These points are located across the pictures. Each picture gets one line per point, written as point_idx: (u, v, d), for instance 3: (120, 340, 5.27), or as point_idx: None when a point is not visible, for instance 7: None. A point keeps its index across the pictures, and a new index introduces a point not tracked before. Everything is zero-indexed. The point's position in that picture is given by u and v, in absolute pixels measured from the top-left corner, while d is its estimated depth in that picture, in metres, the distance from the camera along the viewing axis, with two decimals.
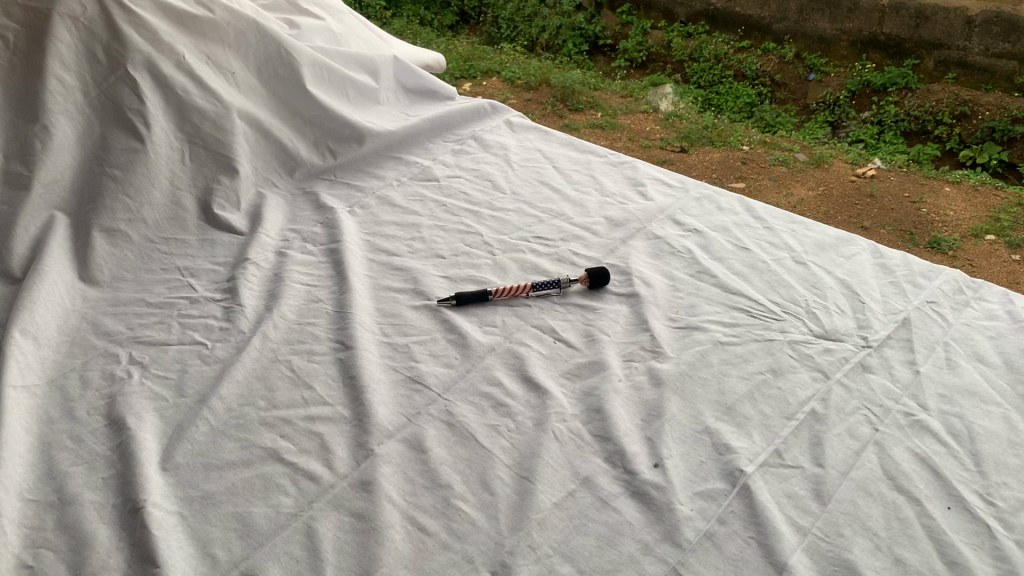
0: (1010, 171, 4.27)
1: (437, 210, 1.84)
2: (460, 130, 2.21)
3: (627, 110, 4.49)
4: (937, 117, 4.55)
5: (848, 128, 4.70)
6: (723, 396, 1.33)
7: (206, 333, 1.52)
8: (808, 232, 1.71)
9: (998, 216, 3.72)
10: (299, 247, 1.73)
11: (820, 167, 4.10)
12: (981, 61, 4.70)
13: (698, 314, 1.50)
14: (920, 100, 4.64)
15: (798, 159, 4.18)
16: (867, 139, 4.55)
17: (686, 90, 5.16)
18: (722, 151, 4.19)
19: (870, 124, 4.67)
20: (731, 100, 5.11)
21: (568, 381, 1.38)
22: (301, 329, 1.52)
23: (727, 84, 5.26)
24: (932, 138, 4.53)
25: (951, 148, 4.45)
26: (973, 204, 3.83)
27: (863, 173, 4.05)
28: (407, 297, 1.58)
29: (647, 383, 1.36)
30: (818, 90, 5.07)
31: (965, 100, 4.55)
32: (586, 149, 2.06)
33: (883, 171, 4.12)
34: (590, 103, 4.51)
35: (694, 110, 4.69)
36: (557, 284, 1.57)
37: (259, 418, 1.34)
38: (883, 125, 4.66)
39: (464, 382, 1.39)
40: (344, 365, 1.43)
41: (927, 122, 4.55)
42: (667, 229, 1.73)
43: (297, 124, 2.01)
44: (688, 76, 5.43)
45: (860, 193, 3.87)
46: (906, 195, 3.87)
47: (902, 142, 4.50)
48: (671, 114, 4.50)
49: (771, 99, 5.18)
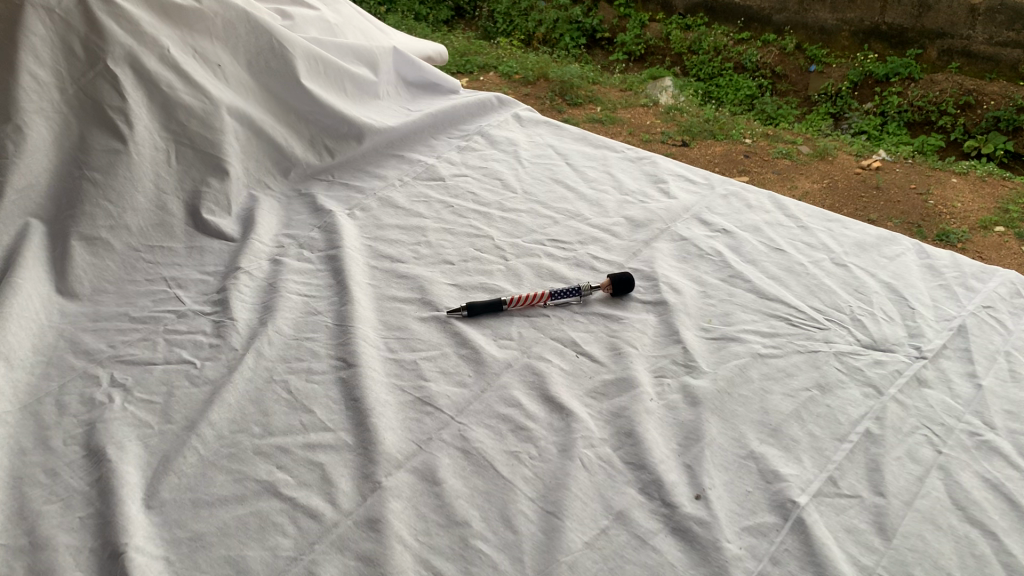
0: (1016, 161, 4.19)
1: (443, 211, 1.71)
2: (466, 125, 2.07)
3: (627, 104, 4.36)
4: (941, 108, 4.41)
5: (850, 120, 4.61)
6: (767, 415, 1.21)
7: (195, 351, 1.39)
8: (847, 232, 1.58)
9: (1008, 208, 3.59)
10: (295, 255, 1.60)
11: (824, 160, 3.97)
12: (986, 50, 4.55)
13: (733, 323, 1.37)
14: (923, 91, 4.52)
15: (802, 152, 4.05)
16: (870, 131, 4.45)
17: (687, 83, 5.01)
18: (723, 145, 4.05)
19: (873, 116, 4.58)
20: (731, 93, 4.98)
21: (594, 401, 1.25)
22: (299, 345, 1.39)
23: (727, 76, 5.11)
24: (937, 130, 4.41)
25: (956, 139, 4.35)
26: (981, 194, 3.71)
27: (868, 165, 3.92)
28: (414, 308, 1.45)
29: (682, 401, 1.23)
30: (818, 82, 4.96)
31: (968, 90, 4.42)
32: (601, 144, 1.93)
33: (889, 162, 3.99)
34: (589, 97, 4.37)
35: (695, 104, 4.53)
36: (577, 292, 1.44)
37: (253, 446, 1.21)
38: (886, 117, 4.55)
39: (480, 403, 1.26)
40: (347, 386, 1.30)
41: (931, 113, 4.44)
42: (693, 229, 1.60)
43: (292, 121, 1.87)
44: (688, 69, 5.28)
45: (866, 185, 3.75)
46: (913, 186, 3.74)
47: (904, 135, 4.39)
48: (672, 107, 4.36)
49: (772, 92, 5.03)
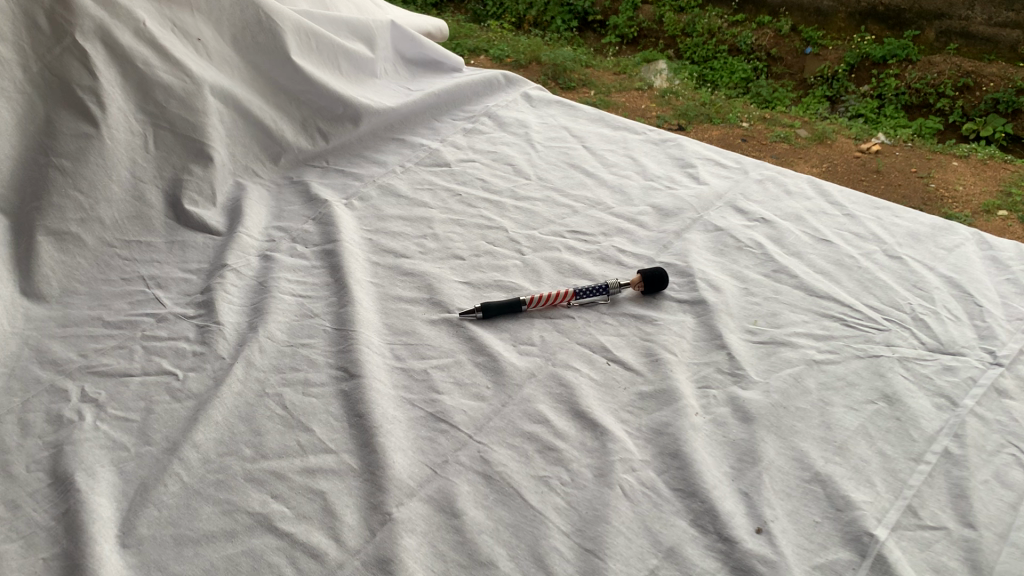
0: (1015, 145, 3.95)
1: (450, 200, 1.55)
2: (471, 107, 1.91)
3: (622, 89, 4.18)
4: (938, 90, 4.16)
5: (847, 103, 4.36)
6: (830, 432, 1.07)
7: (177, 360, 1.24)
8: (898, 220, 1.43)
9: (1010, 190, 3.41)
10: (288, 249, 1.44)
11: (822, 144, 3.80)
12: (985, 31, 4.37)
13: (782, 325, 1.22)
14: (918, 73, 4.25)
15: (800, 135, 3.89)
16: (867, 114, 4.23)
17: (679, 67, 4.78)
18: (721, 130, 3.86)
19: (869, 98, 4.34)
20: (726, 76, 4.71)
21: (631, 417, 1.10)
22: (294, 352, 1.23)
23: (721, 59, 4.82)
24: (933, 113, 4.16)
25: (954, 122, 4.10)
26: (982, 178, 3.55)
27: (868, 148, 3.75)
28: (422, 309, 1.30)
29: (731, 417, 1.09)
30: (816, 64, 4.65)
31: (965, 72, 4.17)
32: (620, 125, 1.77)
33: (888, 146, 3.83)
34: (582, 81, 4.18)
35: (691, 87, 4.29)
36: (605, 289, 1.29)
37: (244, 472, 1.06)
38: (882, 101, 4.32)
39: (501, 419, 1.11)
40: (350, 400, 1.14)
41: (928, 95, 4.18)
42: (728, 218, 1.45)
43: (282, 102, 1.70)
44: (681, 53, 4.98)
45: (866, 169, 3.59)
46: (913, 171, 3.58)
47: (902, 117, 4.17)
48: (666, 91, 4.18)
49: (766, 74, 4.74)
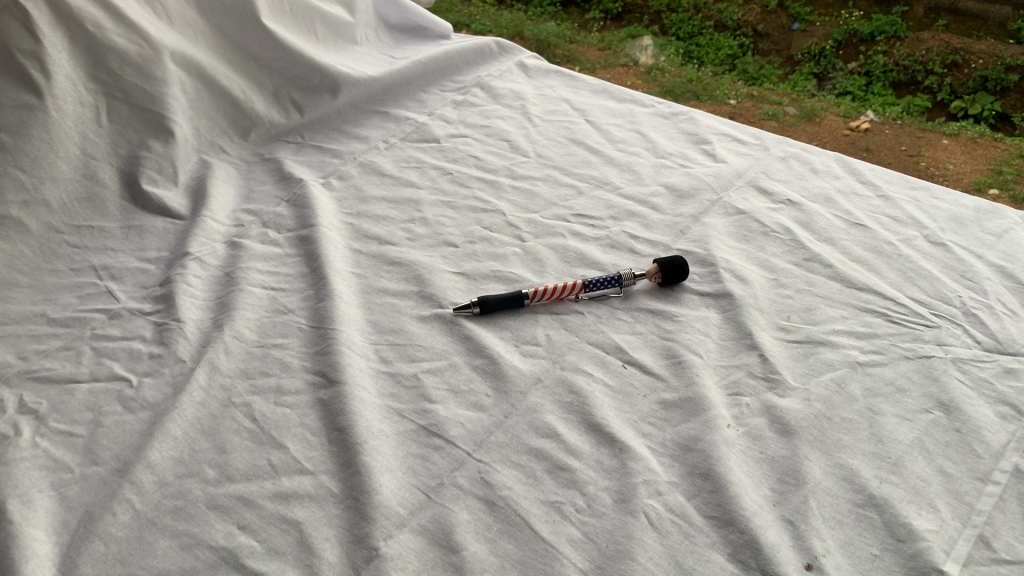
0: (1004, 125, 3.12)
1: (440, 179, 1.40)
2: (462, 77, 1.74)
3: (606, 63, 3.48)
4: (926, 66, 3.28)
5: (835, 80, 3.41)
6: (882, 446, 0.93)
7: (131, 364, 1.08)
8: (938, 202, 1.29)
9: (1000, 168, 2.80)
10: (258, 236, 1.28)
11: (810, 124, 3.11)
12: (974, 6, 3.49)
13: (819, 321, 1.09)
14: (908, 49, 3.34)
15: (786, 116, 3.17)
16: (854, 92, 3.32)
17: (666, 42, 3.74)
18: (706, 108, 3.16)
19: (857, 75, 3.40)
20: (710, 54, 3.66)
21: (654, 430, 0.96)
22: (266, 354, 1.08)
23: (707, 37, 3.73)
24: (921, 92, 3.28)
25: (941, 100, 3.23)
26: (971, 155, 2.89)
27: (857, 126, 3.09)
28: (410, 304, 1.15)
29: (768, 430, 0.95)
30: (803, 40, 3.60)
31: (955, 48, 3.27)
32: (626, 98, 1.62)
33: (878, 125, 3.10)
34: (566, 57, 3.55)
35: (678, 65, 3.51)
36: (617, 281, 1.15)
37: (207, 498, 0.91)
38: (870, 80, 3.38)
39: (504, 434, 0.96)
40: (329, 411, 0.99)
41: (916, 72, 3.29)
42: (751, 200, 1.31)
43: (252, 70, 1.52)
44: (667, 28, 3.87)
45: (854, 147, 2.96)
46: (900, 148, 2.97)
47: (891, 95, 3.28)
48: (653, 68, 3.45)
49: (753, 52, 3.66)
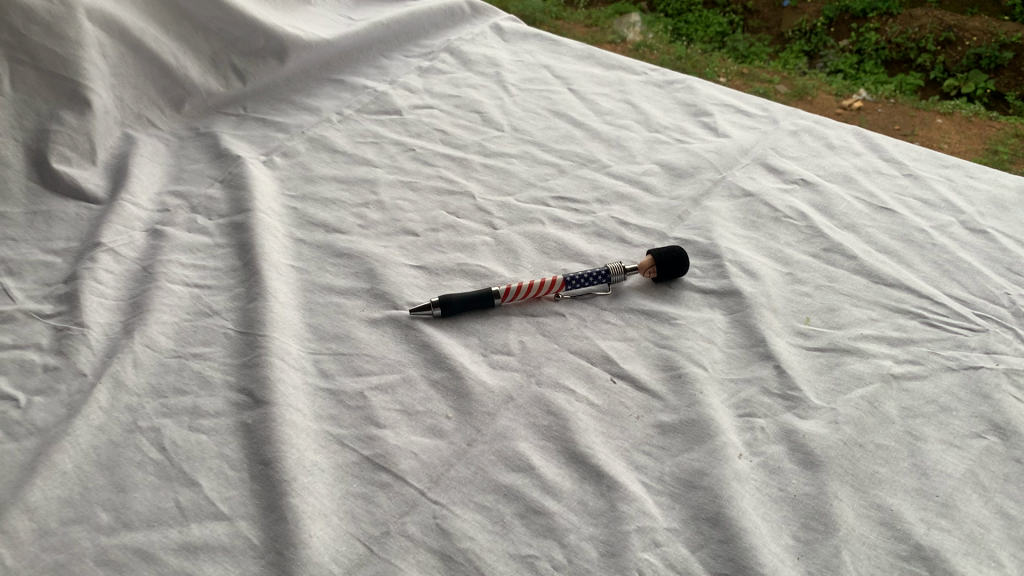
0: (998, 105, 2.68)
1: (400, 157, 1.21)
2: (430, 41, 1.55)
3: (590, 36, 3.13)
4: (919, 44, 2.84)
5: (826, 57, 2.99)
6: (928, 480, 0.77)
7: (20, 379, 0.89)
8: (973, 182, 1.12)
9: (998, 150, 2.40)
10: (184, 223, 1.09)
11: (802, 101, 2.72)
12: None
13: (843, 325, 0.92)
14: (901, 26, 2.89)
15: (777, 93, 2.78)
16: (847, 70, 2.89)
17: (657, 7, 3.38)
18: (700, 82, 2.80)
19: (849, 54, 2.95)
20: (700, 28, 3.22)
21: (649, 461, 0.79)
22: (184, 367, 0.90)
23: (695, 9, 3.30)
24: (913, 70, 2.84)
25: (935, 79, 2.79)
26: (968, 135, 2.49)
27: (848, 104, 2.71)
28: (359, 305, 0.96)
29: (788, 461, 0.78)
30: (793, 18, 3.14)
31: (948, 23, 2.83)
32: (615, 64, 1.43)
33: (871, 103, 2.72)
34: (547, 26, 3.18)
35: (666, 38, 3.14)
36: (605, 276, 0.97)
37: (96, 551, 0.73)
38: (863, 58, 2.93)
39: (466, 467, 0.78)
40: (254, 439, 0.81)
41: (907, 50, 2.85)
42: (759, 179, 1.13)
43: (186, 33, 1.31)
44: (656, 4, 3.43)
45: None
46: (892, 127, 2.59)
47: (882, 74, 2.84)
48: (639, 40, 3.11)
49: (743, 30, 3.20)
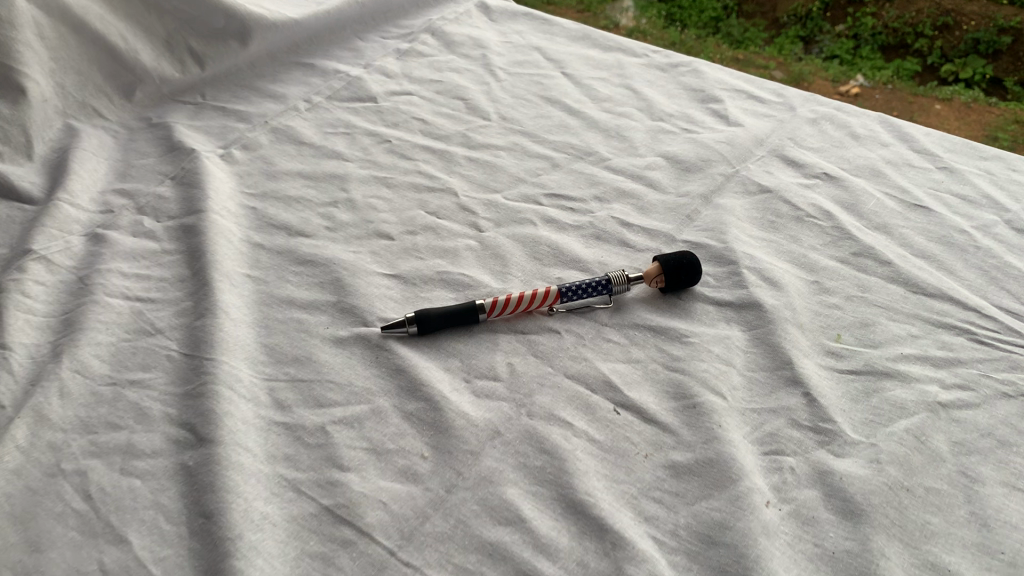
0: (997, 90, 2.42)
1: (374, 149, 1.09)
2: (410, 21, 1.42)
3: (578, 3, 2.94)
4: (915, 28, 2.57)
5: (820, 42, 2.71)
6: (991, 533, 0.65)
7: None
8: (1016, 176, 1.00)
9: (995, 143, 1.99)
10: (129, 227, 0.96)
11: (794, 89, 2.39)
12: None
13: (879, 343, 0.80)
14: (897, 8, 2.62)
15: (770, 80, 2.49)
16: (841, 55, 2.61)
17: None
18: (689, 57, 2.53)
19: (844, 37, 2.67)
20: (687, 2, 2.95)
21: (661, 511, 0.67)
22: (118, 397, 0.77)
23: None
24: (909, 56, 2.57)
25: (934, 64, 2.53)
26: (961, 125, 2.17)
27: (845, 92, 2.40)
28: (323, 321, 0.84)
29: (823, 509, 0.67)
30: None
31: (946, 8, 2.56)
32: (613, 45, 1.31)
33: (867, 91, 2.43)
34: None
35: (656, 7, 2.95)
36: (605, 286, 0.85)
37: None
38: (858, 44, 2.64)
39: (445, 519, 0.66)
40: (196, 486, 0.69)
41: (904, 34, 2.58)
42: (777, 174, 1.01)
43: (137, 12, 1.17)
44: None
45: None
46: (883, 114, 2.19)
47: (879, 59, 2.58)
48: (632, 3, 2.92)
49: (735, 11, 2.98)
